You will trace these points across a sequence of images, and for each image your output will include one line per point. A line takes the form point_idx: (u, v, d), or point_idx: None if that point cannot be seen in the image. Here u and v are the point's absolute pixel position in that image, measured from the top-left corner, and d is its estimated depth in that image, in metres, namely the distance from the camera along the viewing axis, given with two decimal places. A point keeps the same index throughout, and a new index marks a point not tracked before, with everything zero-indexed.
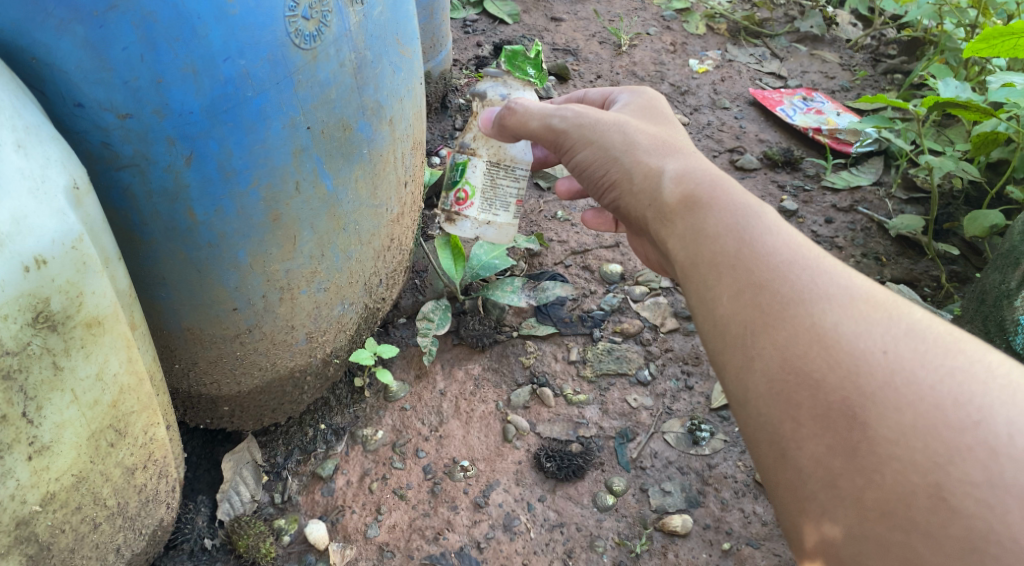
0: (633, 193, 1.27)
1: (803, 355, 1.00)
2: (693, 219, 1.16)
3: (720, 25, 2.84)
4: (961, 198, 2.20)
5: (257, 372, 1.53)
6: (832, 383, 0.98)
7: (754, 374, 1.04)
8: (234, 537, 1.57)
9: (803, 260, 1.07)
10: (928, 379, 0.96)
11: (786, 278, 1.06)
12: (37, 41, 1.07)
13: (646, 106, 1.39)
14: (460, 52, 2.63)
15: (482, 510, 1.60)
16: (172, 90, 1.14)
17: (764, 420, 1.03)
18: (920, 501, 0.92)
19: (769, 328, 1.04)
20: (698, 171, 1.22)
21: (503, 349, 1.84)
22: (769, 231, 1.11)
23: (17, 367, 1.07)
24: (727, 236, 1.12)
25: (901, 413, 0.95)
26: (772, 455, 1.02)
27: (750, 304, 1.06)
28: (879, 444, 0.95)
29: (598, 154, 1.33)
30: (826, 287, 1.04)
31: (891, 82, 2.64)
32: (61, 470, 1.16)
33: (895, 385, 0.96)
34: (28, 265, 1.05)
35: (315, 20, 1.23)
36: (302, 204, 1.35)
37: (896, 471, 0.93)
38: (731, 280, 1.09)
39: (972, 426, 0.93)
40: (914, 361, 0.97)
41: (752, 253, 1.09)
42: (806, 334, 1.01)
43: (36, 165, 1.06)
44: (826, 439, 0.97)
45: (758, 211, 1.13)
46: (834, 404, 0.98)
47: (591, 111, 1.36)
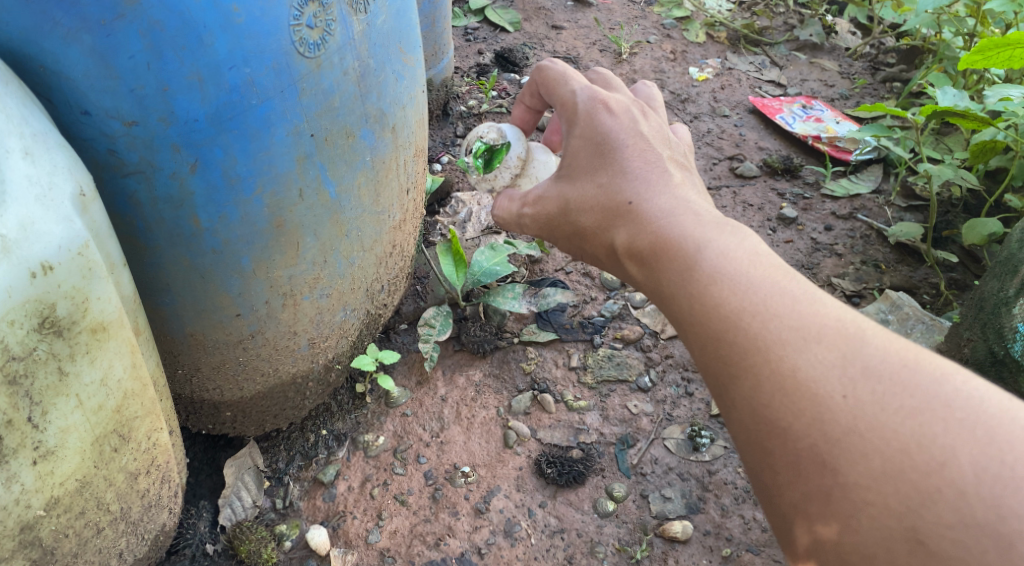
0: (612, 265, 1.30)
1: (768, 404, 1.02)
2: (652, 284, 1.17)
3: (720, 34, 2.86)
4: (960, 206, 2.21)
5: (260, 378, 1.54)
6: (798, 430, 1.00)
7: (732, 424, 1.07)
8: (236, 542, 1.57)
9: (752, 304, 1.06)
10: (891, 422, 0.97)
11: (739, 327, 1.05)
12: (45, 50, 1.08)
13: (579, 144, 1.32)
14: (461, 60, 2.65)
15: (483, 516, 1.61)
16: (178, 98, 1.15)
17: (750, 465, 1.06)
18: (899, 546, 0.95)
19: (734, 379, 1.05)
20: (644, 227, 1.20)
21: (504, 355, 1.85)
22: (712, 281, 1.09)
23: (23, 371, 1.08)
24: (680, 295, 1.12)
25: (868, 459, 0.96)
26: (762, 499, 1.06)
27: (714, 355, 1.07)
28: (852, 490, 0.97)
29: (570, 245, 1.38)
30: (778, 332, 1.03)
31: (890, 91, 2.66)
32: (65, 475, 1.17)
33: (859, 430, 0.97)
34: (35, 271, 1.06)
35: (319, 29, 1.24)
36: (305, 211, 1.36)
37: (871, 516, 0.96)
38: (695, 353, 1.10)
39: (937, 468, 0.94)
40: (873, 404, 0.98)
41: (702, 307, 1.08)
42: (768, 382, 1.02)
43: (44, 173, 1.07)
44: (801, 485, 1.00)
45: (700, 258, 1.12)
46: (803, 451, 1.00)
47: (541, 202, 1.38)
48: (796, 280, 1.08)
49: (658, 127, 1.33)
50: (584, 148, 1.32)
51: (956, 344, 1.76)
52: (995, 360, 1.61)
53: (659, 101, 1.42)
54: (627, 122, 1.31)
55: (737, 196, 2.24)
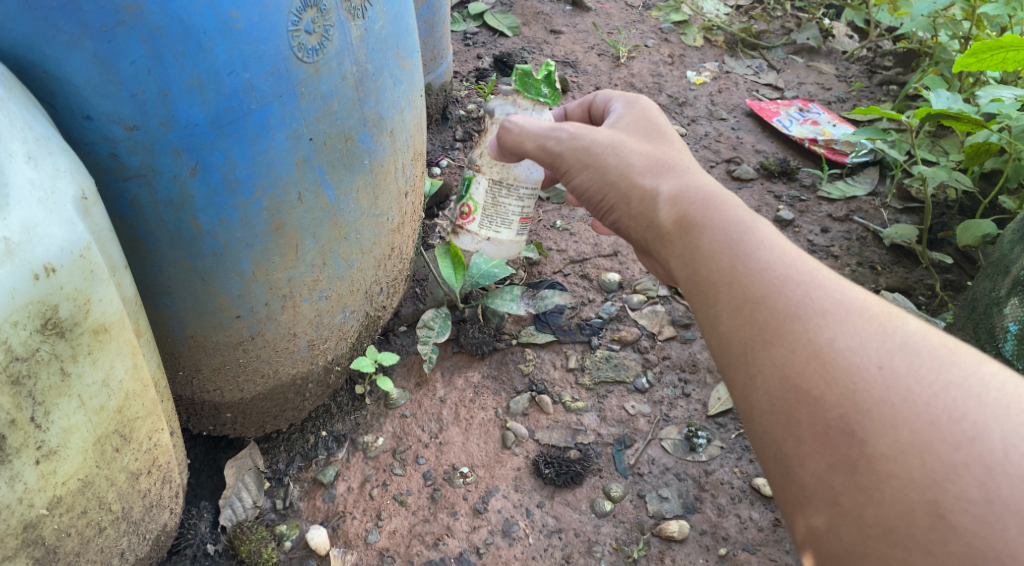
0: (632, 216, 1.28)
1: (802, 372, 1.03)
2: (688, 238, 1.19)
3: (717, 38, 2.88)
4: (955, 208, 2.23)
5: (260, 380, 1.56)
6: (830, 399, 1.01)
7: (756, 392, 1.08)
8: (236, 543, 1.59)
9: (798, 275, 1.10)
10: (923, 395, 0.98)
11: (781, 294, 1.08)
12: (48, 56, 1.10)
13: (640, 116, 1.37)
14: (461, 64, 2.67)
15: (481, 516, 1.62)
16: (179, 103, 1.16)
17: (768, 437, 1.07)
18: (920, 520, 0.95)
19: (769, 343, 1.07)
20: (694, 189, 1.23)
21: (502, 357, 1.87)
22: (763, 245, 1.13)
23: (26, 372, 1.09)
24: (722, 254, 1.15)
25: (898, 430, 0.97)
26: (778, 472, 1.06)
27: (749, 320, 1.09)
28: (878, 461, 0.97)
29: (596, 178, 1.32)
30: (821, 303, 1.06)
31: (886, 94, 2.68)
32: (67, 474, 1.19)
33: (892, 401, 0.98)
34: (38, 273, 1.08)
35: (317, 34, 1.26)
36: (304, 214, 1.37)
37: (895, 487, 0.96)
38: (727, 304, 1.11)
39: (967, 442, 0.95)
40: (907, 375, 0.99)
41: (747, 271, 1.12)
42: (804, 350, 1.04)
43: (46, 176, 1.09)
44: (825, 455, 1.01)
45: (751, 226, 1.16)
46: (832, 420, 1.01)
47: (586, 129, 1.34)
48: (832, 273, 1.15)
49: None
50: (642, 119, 1.37)
51: None
52: None
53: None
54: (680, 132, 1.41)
55: None
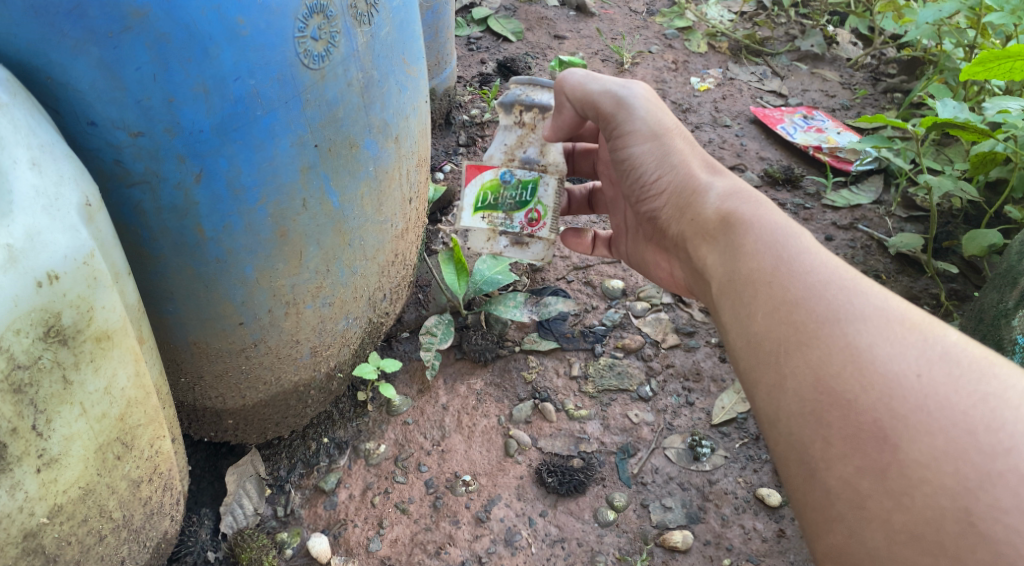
0: (682, 198, 1.34)
1: (837, 374, 1.04)
2: (732, 237, 1.24)
3: (721, 44, 2.87)
4: (960, 217, 2.23)
5: (263, 387, 1.55)
6: (864, 403, 1.02)
7: (785, 394, 1.09)
8: (237, 550, 1.58)
9: (840, 280, 1.11)
10: (961, 404, 0.99)
11: (822, 297, 1.10)
12: (53, 61, 1.09)
13: None
14: (464, 69, 2.66)
15: (484, 524, 1.61)
16: (183, 109, 1.16)
17: (795, 439, 1.07)
18: (949, 526, 0.95)
19: (809, 342, 1.08)
20: (743, 192, 1.29)
21: (505, 364, 1.86)
22: (807, 249, 1.17)
23: (28, 380, 1.08)
24: (765, 254, 1.18)
25: (932, 437, 0.98)
26: (801, 474, 1.06)
27: (785, 321, 1.11)
28: (909, 467, 0.98)
29: (657, 150, 1.38)
30: (861, 308, 1.08)
31: (891, 102, 2.67)
32: (68, 483, 1.18)
33: (928, 409, 0.99)
34: (41, 280, 1.07)
35: (323, 41, 1.25)
36: (309, 220, 1.36)
37: (926, 494, 0.96)
38: (767, 299, 1.15)
39: (1003, 453, 0.95)
40: (946, 385, 1.00)
41: (789, 271, 1.15)
42: (841, 354, 1.05)
43: (50, 183, 1.08)
44: (854, 459, 1.01)
45: (794, 231, 1.20)
46: (865, 424, 1.01)
47: (657, 103, 1.41)
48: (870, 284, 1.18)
49: None
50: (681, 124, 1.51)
51: None
52: None
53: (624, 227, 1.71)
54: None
55: None
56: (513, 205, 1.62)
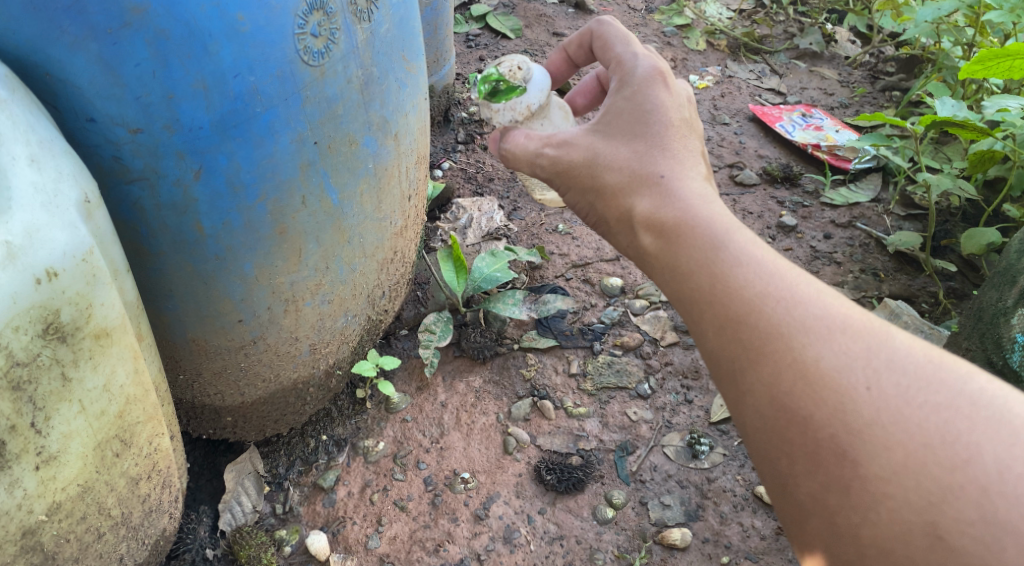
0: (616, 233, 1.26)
1: (789, 392, 1.02)
2: (665, 258, 1.15)
3: (720, 41, 2.87)
4: (958, 215, 2.23)
5: (262, 384, 1.55)
6: (819, 420, 1.00)
7: (746, 412, 1.06)
8: (236, 547, 1.58)
9: (778, 291, 1.06)
10: (915, 417, 0.97)
11: (761, 312, 1.05)
12: (52, 57, 1.08)
13: (622, 110, 1.24)
14: (463, 66, 2.66)
15: (482, 522, 1.61)
16: (182, 106, 1.15)
17: (764, 454, 1.06)
18: (918, 540, 0.95)
19: (755, 363, 1.04)
20: (669, 203, 1.16)
21: (503, 361, 1.86)
22: (739, 261, 1.08)
23: (26, 378, 1.08)
24: (699, 273, 1.10)
25: (891, 452, 0.96)
26: (776, 487, 1.06)
27: (732, 340, 1.06)
28: (872, 482, 0.97)
29: (580, 199, 1.28)
30: (802, 320, 1.03)
31: (889, 100, 2.67)
32: (67, 480, 1.17)
33: (882, 423, 0.97)
34: (40, 277, 1.07)
35: (323, 38, 1.25)
36: (308, 218, 1.36)
37: (891, 508, 0.96)
38: (707, 333, 1.09)
39: (961, 465, 0.94)
40: (897, 396, 0.98)
41: (725, 290, 1.07)
42: (789, 371, 1.02)
43: (49, 180, 1.07)
44: (819, 475, 1.00)
45: (728, 230, 1.11)
46: (823, 441, 0.99)
47: (563, 147, 1.28)
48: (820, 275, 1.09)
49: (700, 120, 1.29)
50: (627, 112, 1.24)
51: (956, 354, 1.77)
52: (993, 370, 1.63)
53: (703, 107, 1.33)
54: (678, 105, 1.24)
55: (737, 204, 2.25)
56: None
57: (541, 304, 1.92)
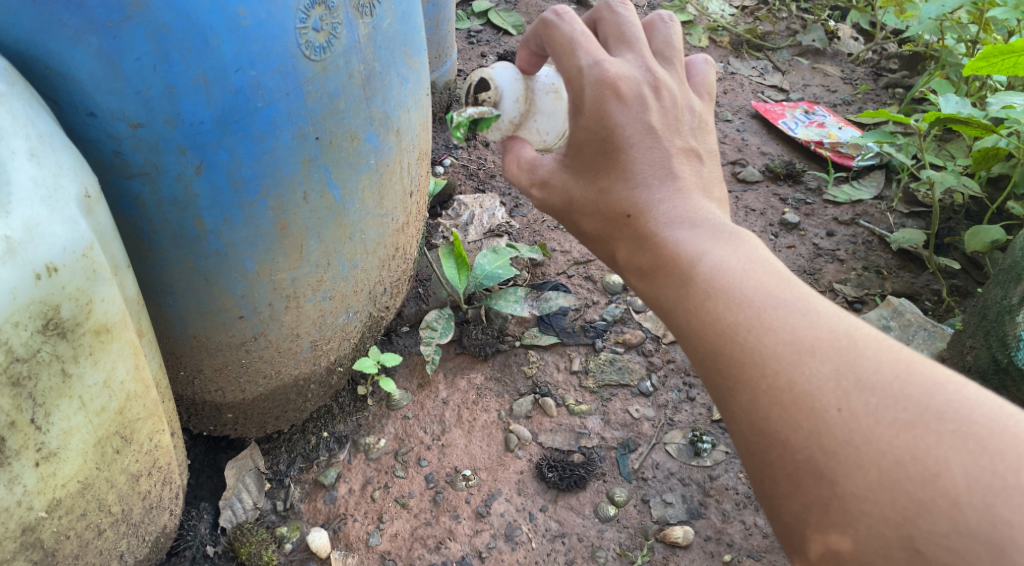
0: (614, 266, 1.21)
1: (764, 419, 0.95)
2: (650, 296, 1.09)
3: (723, 38, 2.87)
4: (961, 213, 2.23)
5: (262, 381, 1.54)
6: (796, 443, 0.93)
7: (732, 440, 1.01)
8: (236, 545, 1.57)
9: (747, 320, 0.98)
10: (886, 434, 0.90)
11: (733, 345, 0.98)
12: (52, 51, 1.08)
13: (585, 142, 1.16)
14: (464, 62, 2.66)
15: (484, 519, 1.61)
16: (183, 101, 1.15)
17: (749, 474, 1.00)
18: (897, 555, 0.89)
19: (732, 392, 0.99)
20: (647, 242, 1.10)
21: (505, 358, 1.85)
22: (709, 293, 1.01)
23: (26, 374, 1.08)
24: (676, 313, 1.04)
25: (864, 470, 0.90)
26: (764, 506, 1.00)
27: (711, 371, 1.01)
28: (850, 500, 0.90)
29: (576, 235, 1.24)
30: (774, 347, 0.96)
31: (892, 97, 2.67)
32: (67, 477, 1.17)
33: (856, 442, 0.90)
34: (40, 273, 1.06)
35: (325, 32, 1.24)
36: (309, 214, 1.36)
37: (868, 526, 0.89)
38: (694, 369, 1.04)
39: (930, 479, 0.87)
40: (868, 416, 0.91)
41: (698, 327, 1.01)
42: (763, 398, 0.95)
43: (49, 174, 1.07)
44: (799, 495, 0.94)
45: (702, 254, 1.04)
46: (800, 462, 0.93)
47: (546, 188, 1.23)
48: (794, 289, 1.01)
49: (671, 104, 1.15)
50: (590, 140, 1.15)
51: (959, 352, 1.76)
52: (998, 368, 1.62)
53: (678, 46, 1.22)
54: (638, 114, 1.13)
55: (740, 201, 2.25)
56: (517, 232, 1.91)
57: (546, 304, 1.90)
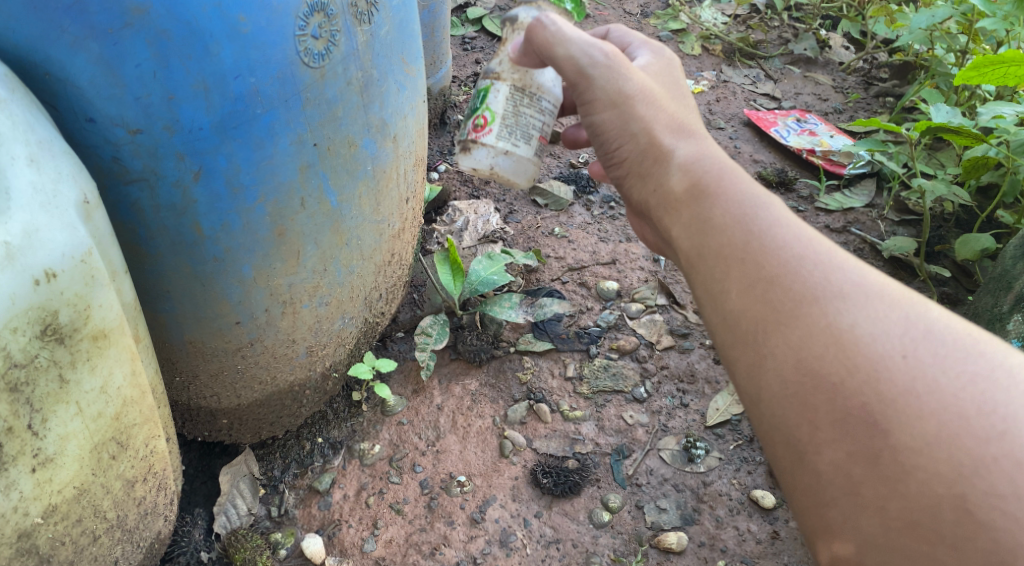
0: (642, 177, 1.26)
1: (820, 356, 1.00)
2: (699, 208, 1.17)
3: (715, 47, 2.89)
4: (951, 221, 2.25)
5: (258, 386, 1.54)
6: (850, 387, 0.97)
7: (767, 374, 1.04)
8: (231, 550, 1.57)
9: (815, 255, 1.06)
10: (950, 387, 0.94)
11: (798, 274, 1.05)
12: (52, 57, 1.08)
13: (664, 74, 1.34)
14: (458, 69, 2.68)
15: (479, 525, 1.61)
16: (183, 107, 1.15)
17: (779, 420, 1.03)
18: (946, 514, 0.91)
19: (785, 323, 1.03)
20: (707, 158, 1.21)
21: (500, 364, 1.86)
22: (778, 221, 1.10)
23: (23, 380, 1.07)
24: (734, 227, 1.12)
25: (924, 422, 0.94)
26: (791, 457, 1.02)
27: (762, 299, 1.06)
28: (902, 453, 0.94)
29: (619, 126, 1.27)
30: (839, 285, 1.02)
31: (882, 106, 2.69)
32: (63, 483, 1.16)
33: (917, 392, 0.95)
34: (39, 278, 1.06)
35: (324, 39, 1.24)
36: (306, 219, 1.36)
37: (920, 481, 0.93)
38: (736, 286, 1.09)
39: (995, 437, 0.91)
40: (934, 365, 0.96)
41: (761, 247, 1.08)
42: (822, 335, 1.00)
43: (48, 180, 1.07)
44: (846, 445, 0.97)
45: (765, 199, 1.13)
46: (853, 409, 0.97)
47: (622, 66, 1.27)
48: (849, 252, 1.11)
49: None
50: (667, 78, 1.33)
51: None
52: None
53: None
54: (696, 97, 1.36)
55: None
56: (468, 112, 1.53)
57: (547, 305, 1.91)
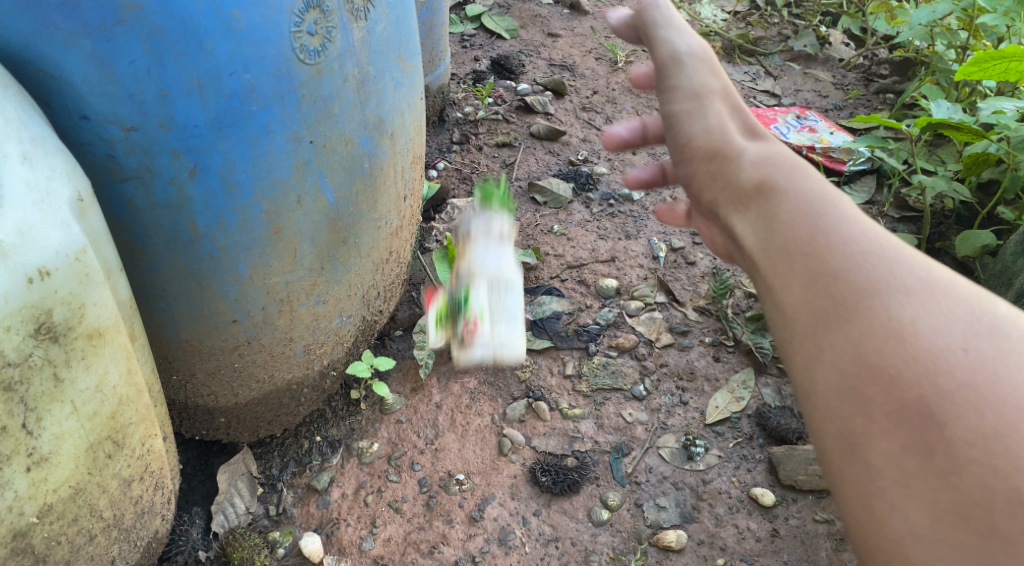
0: (703, 173, 1.18)
1: (878, 348, 0.91)
2: (763, 204, 1.08)
3: (715, 43, 2.89)
4: (952, 217, 2.24)
5: (255, 385, 1.54)
6: (908, 379, 0.89)
7: (822, 367, 0.95)
8: (229, 549, 1.57)
9: (881, 250, 0.97)
10: (1012, 378, 0.86)
11: (862, 266, 0.96)
12: (45, 54, 1.07)
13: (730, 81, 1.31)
14: (458, 66, 2.68)
15: (477, 524, 1.60)
16: (177, 104, 1.14)
17: (830, 412, 0.94)
18: (999, 507, 0.84)
19: (846, 317, 0.95)
20: (778, 156, 1.13)
21: (498, 362, 1.85)
22: (847, 218, 1.01)
23: (18, 378, 1.07)
24: (799, 222, 1.03)
25: (980, 415, 0.86)
26: (838, 449, 0.93)
27: (824, 292, 0.97)
28: (957, 446, 0.86)
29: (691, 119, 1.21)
30: (905, 279, 0.94)
31: (883, 102, 2.68)
32: (58, 482, 1.16)
33: (977, 386, 0.87)
34: (32, 276, 1.06)
35: (319, 36, 1.24)
36: (303, 217, 1.35)
37: (974, 474, 0.85)
38: (796, 280, 1.00)
39: None
40: (995, 356, 0.88)
41: (826, 241, 1.00)
42: (882, 328, 0.92)
43: (42, 177, 1.06)
44: (898, 436, 0.89)
45: (834, 196, 1.05)
46: (909, 401, 0.89)
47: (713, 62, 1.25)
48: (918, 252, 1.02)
49: None
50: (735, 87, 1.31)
51: None
52: None
53: None
54: None
55: None
56: None
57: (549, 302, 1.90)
